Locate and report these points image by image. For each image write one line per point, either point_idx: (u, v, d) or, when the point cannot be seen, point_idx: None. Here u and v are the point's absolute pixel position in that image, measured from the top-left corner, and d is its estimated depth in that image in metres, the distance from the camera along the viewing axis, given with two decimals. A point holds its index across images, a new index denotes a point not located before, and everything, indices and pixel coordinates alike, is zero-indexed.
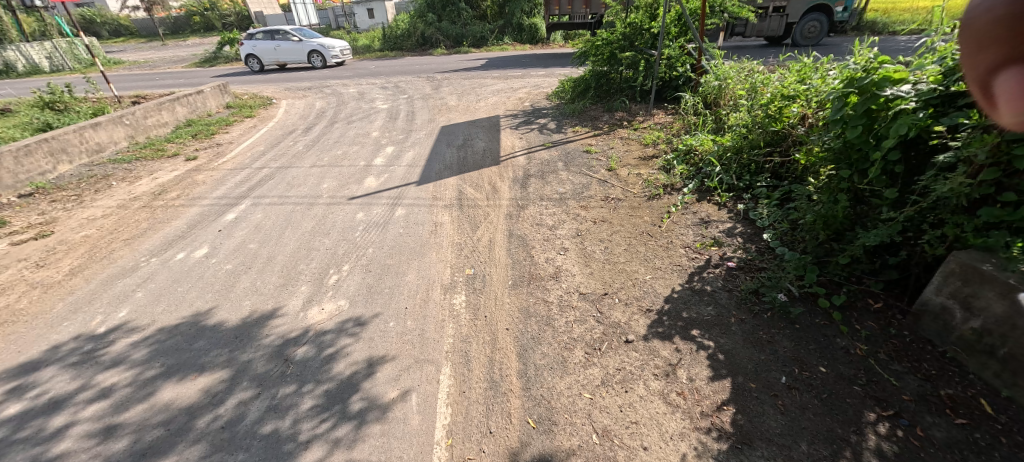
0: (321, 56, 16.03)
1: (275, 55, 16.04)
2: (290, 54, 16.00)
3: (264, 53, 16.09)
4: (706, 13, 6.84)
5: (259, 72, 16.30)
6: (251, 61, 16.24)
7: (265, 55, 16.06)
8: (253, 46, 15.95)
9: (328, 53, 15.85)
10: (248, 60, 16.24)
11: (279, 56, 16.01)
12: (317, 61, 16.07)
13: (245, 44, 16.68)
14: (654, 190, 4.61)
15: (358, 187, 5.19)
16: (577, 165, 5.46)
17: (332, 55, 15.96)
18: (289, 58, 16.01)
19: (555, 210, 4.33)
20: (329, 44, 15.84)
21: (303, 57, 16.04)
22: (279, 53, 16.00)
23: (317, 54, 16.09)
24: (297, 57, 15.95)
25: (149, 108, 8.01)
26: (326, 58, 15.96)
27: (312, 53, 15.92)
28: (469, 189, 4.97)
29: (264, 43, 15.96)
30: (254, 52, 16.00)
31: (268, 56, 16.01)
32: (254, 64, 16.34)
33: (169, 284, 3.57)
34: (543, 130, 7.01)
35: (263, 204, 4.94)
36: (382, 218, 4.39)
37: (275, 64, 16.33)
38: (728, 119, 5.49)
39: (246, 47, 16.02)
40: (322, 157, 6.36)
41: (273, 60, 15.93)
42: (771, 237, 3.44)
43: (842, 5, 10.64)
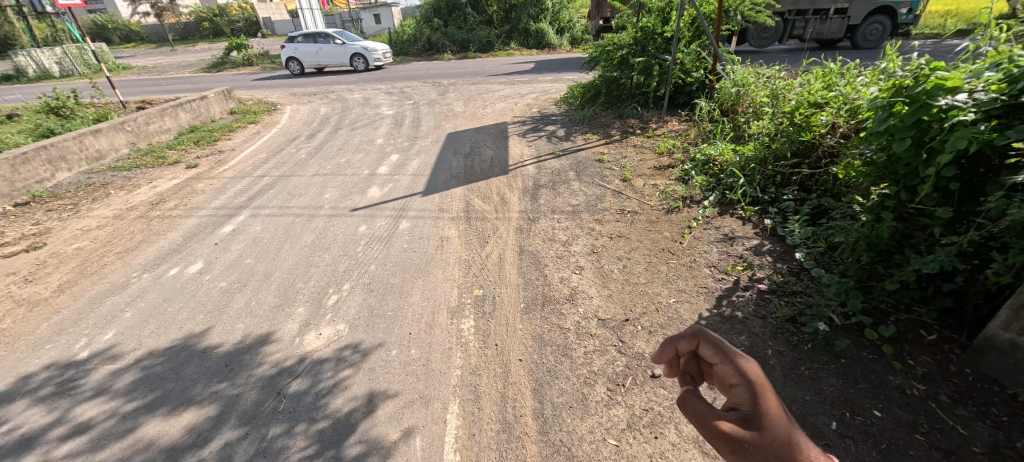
0: (363, 60, 15.90)
1: (317, 58, 15.94)
2: (332, 57, 15.90)
3: (305, 56, 15.99)
4: (721, 17, 6.62)
5: (299, 75, 16.19)
6: (291, 64, 16.14)
7: (306, 58, 15.96)
8: (294, 49, 15.86)
9: (370, 55, 15.72)
10: (288, 63, 16.13)
11: (321, 59, 15.90)
12: (360, 64, 15.95)
13: (287, 48, 16.55)
14: (673, 203, 4.36)
15: (362, 197, 4.99)
16: (588, 174, 5.23)
17: (374, 58, 15.82)
18: (331, 61, 15.90)
19: (568, 224, 4.10)
20: (372, 47, 15.74)
21: (345, 59, 15.92)
22: (321, 57, 15.90)
23: (359, 57, 15.99)
24: (338, 60, 15.84)
25: (152, 115, 7.90)
26: (367, 61, 15.83)
27: (355, 56, 15.79)
28: (476, 200, 4.76)
29: (306, 45, 15.86)
30: (295, 55, 15.91)
31: (310, 59, 15.91)
32: (296, 67, 16.25)
33: (159, 304, 3.36)
34: (552, 137, 6.79)
35: (262, 215, 4.75)
36: (386, 232, 4.18)
37: (316, 67, 16.22)
38: (748, 127, 5.25)
39: (286, 50, 15.93)
40: (325, 165, 6.18)
41: (314, 63, 15.82)
42: (803, 257, 3.19)
43: (905, 6, 10.54)
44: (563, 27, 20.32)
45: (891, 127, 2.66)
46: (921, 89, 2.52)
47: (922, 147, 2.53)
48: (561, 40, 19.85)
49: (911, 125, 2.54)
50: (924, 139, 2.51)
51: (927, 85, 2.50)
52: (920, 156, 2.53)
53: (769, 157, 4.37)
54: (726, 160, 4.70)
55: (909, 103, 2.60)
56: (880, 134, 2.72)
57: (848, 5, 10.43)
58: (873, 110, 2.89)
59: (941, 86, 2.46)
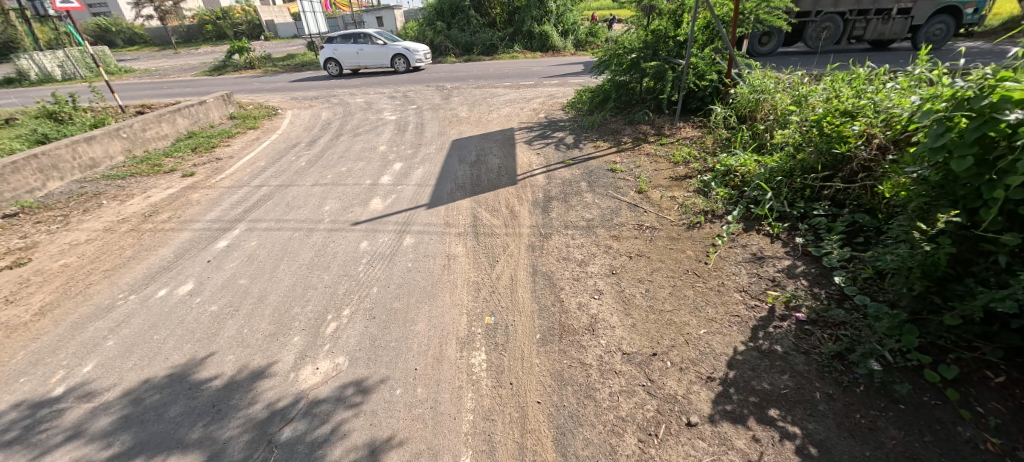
0: (404, 60, 15.62)
1: (356, 59, 15.69)
2: (371, 58, 15.65)
3: (344, 57, 15.73)
4: (737, 20, 6.36)
5: (337, 76, 15.96)
6: (330, 65, 15.89)
7: (345, 58, 15.71)
8: (333, 50, 15.61)
9: (411, 56, 15.43)
10: (327, 64, 15.90)
11: (361, 59, 15.65)
12: (401, 65, 15.70)
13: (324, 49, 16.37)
14: (694, 217, 4.10)
15: (364, 209, 4.74)
16: (601, 185, 4.97)
17: (416, 59, 15.53)
18: (370, 62, 15.65)
19: (583, 241, 3.84)
20: (413, 48, 15.46)
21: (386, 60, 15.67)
22: (361, 57, 15.66)
23: (400, 58, 15.73)
24: (378, 61, 15.58)
25: (148, 121, 7.69)
26: (408, 61, 15.55)
27: (396, 56, 15.53)
28: (484, 212, 4.51)
29: (345, 46, 15.60)
30: (335, 56, 15.66)
31: (349, 60, 15.66)
32: (334, 68, 16.02)
33: (144, 330, 3.12)
34: (560, 144, 6.55)
35: (258, 229, 4.51)
36: (389, 249, 3.93)
37: (355, 68, 15.98)
38: (770, 135, 5.00)
39: (325, 51, 15.69)
40: (326, 174, 5.95)
41: (353, 64, 15.59)
42: (843, 281, 2.93)
43: (972, 6, 10.63)
44: (567, 29, 20.13)
45: (950, 143, 2.38)
46: (987, 101, 2.23)
47: (987, 166, 2.25)
48: (565, 43, 19.66)
49: (975, 141, 2.26)
50: (990, 156, 2.23)
51: (994, 96, 2.21)
52: (985, 175, 2.25)
53: (796, 169, 4.11)
54: (749, 172, 4.44)
55: (972, 117, 2.31)
56: (937, 150, 2.43)
57: (912, 5, 10.56)
58: (926, 123, 2.61)
59: (1010, 98, 2.18)
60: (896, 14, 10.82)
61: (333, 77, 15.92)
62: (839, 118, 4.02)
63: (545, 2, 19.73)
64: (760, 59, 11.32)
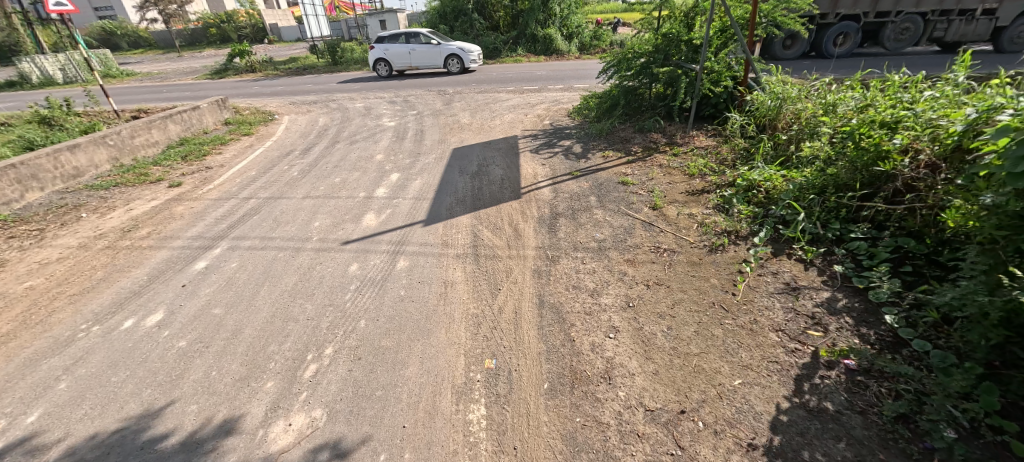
0: (457, 60, 15.09)
1: (408, 59, 15.17)
2: (423, 59, 15.13)
3: (396, 57, 15.20)
4: (754, 23, 6.02)
5: (388, 77, 15.48)
6: (379, 65, 15.38)
7: (396, 59, 15.18)
8: (384, 51, 15.08)
9: (466, 57, 14.90)
10: (377, 65, 15.39)
11: (413, 60, 15.12)
12: (454, 66, 15.18)
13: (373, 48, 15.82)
14: (716, 239, 3.73)
15: (356, 226, 4.39)
16: (612, 201, 4.60)
17: (470, 60, 15.02)
18: (422, 62, 15.13)
19: (594, 266, 3.47)
20: (468, 48, 14.91)
21: (439, 61, 15.14)
22: (413, 58, 15.13)
23: (454, 58, 15.19)
24: (431, 61, 15.04)
25: (137, 127, 7.40)
26: (463, 62, 15.02)
27: (450, 57, 15.00)
28: (484, 230, 4.15)
29: (398, 46, 15.06)
30: (386, 56, 15.13)
31: (401, 60, 15.13)
32: (384, 69, 15.52)
33: (101, 370, 2.77)
34: (566, 154, 6.18)
35: (240, 248, 4.17)
36: (380, 273, 3.57)
37: (405, 68, 15.46)
38: (796, 147, 4.63)
39: (376, 51, 15.16)
40: (318, 185, 5.61)
41: (406, 65, 15.11)
42: (895, 321, 2.57)
43: None
44: (571, 32, 19.86)
45: None
46: None
47: None
48: (569, 46, 19.43)
49: None
50: None
51: None
52: None
53: (829, 186, 3.74)
54: (775, 187, 4.07)
55: None
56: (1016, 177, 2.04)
57: (997, 5, 10.64)
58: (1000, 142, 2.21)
59: None
60: (981, 15, 10.84)
61: (383, 78, 15.42)
62: (877, 131, 3.65)
63: (549, 5, 19.45)
64: (835, 59, 11.36)
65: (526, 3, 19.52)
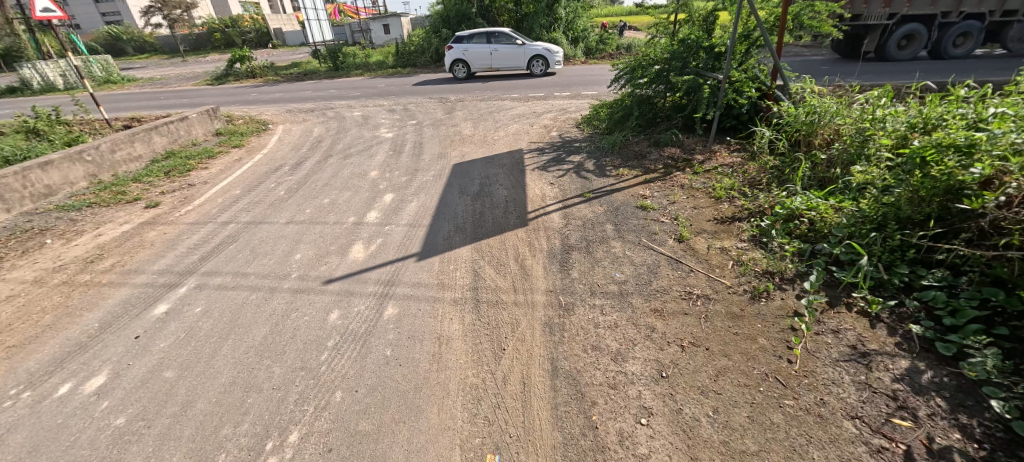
0: (541, 62, 14.16)
1: (488, 61, 14.27)
2: (504, 60, 14.26)
3: (475, 58, 14.33)
4: (784, 29, 5.49)
5: (464, 78, 14.62)
6: (456, 67, 14.53)
7: (475, 60, 14.27)
8: (462, 51, 14.22)
9: (551, 58, 13.99)
10: (454, 66, 14.54)
11: (493, 61, 14.23)
12: (538, 68, 14.27)
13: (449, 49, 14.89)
14: (758, 283, 3.18)
15: (341, 260, 3.89)
16: (632, 230, 4.06)
17: (555, 61, 14.10)
18: (504, 63, 14.23)
19: (616, 317, 2.93)
20: (554, 48, 14.00)
21: (521, 62, 14.21)
22: (493, 59, 14.25)
23: (537, 59, 14.25)
24: (514, 62, 14.12)
25: (118, 140, 6.95)
26: (547, 64, 14.10)
27: (533, 58, 14.08)
28: (486, 267, 3.63)
29: (478, 46, 14.18)
30: (466, 57, 14.25)
31: (481, 61, 14.26)
32: (462, 70, 14.67)
33: (18, 458, 2.26)
34: (577, 172, 5.65)
35: (209, 286, 3.67)
36: (364, 324, 3.05)
37: (483, 70, 14.61)
38: (842, 170, 4.08)
39: (453, 51, 14.31)
40: (304, 207, 5.12)
41: (487, 67, 14.23)
42: (1005, 411, 2.05)
43: None
44: (576, 37, 19.44)
45: None
46: None
47: None
48: (575, 51, 18.95)
49: None
50: None
51: None
52: None
53: (890, 221, 3.19)
54: (823, 219, 3.52)
55: None
56: None
57: None
58: None
59: None
60: None
61: (462, 80, 14.54)
62: (950, 157, 3.11)
63: (555, 9, 18.97)
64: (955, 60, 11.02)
65: (530, 6, 19.08)
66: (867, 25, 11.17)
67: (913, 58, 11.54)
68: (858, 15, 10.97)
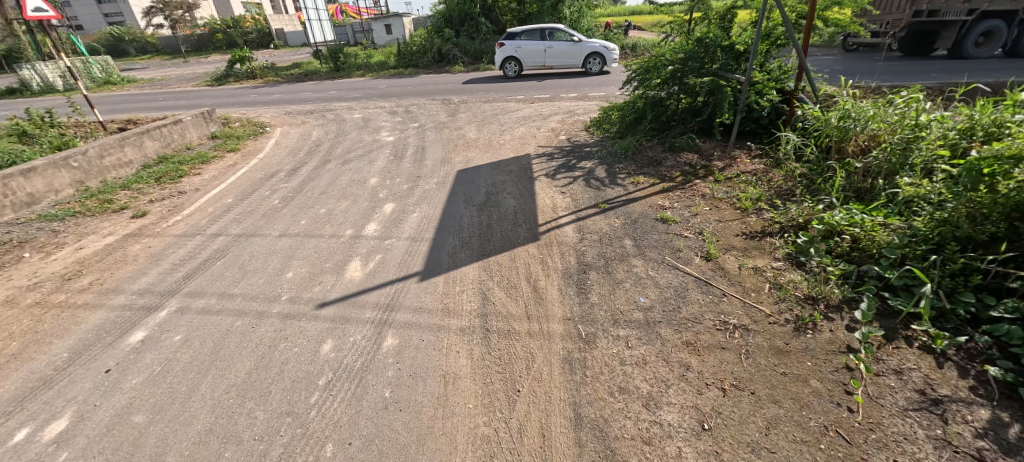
0: (598, 60, 13.65)
1: (542, 58, 13.88)
2: (559, 57, 13.78)
3: (528, 55, 13.88)
4: (811, 27, 5.13)
5: (516, 76, 14.17)
6: (508, 64, 14.08)
7: (529, 58, 13.87)
8: (515, 48, 13.82)
9: (609, 56, 13.44)
10: (505, 63, 14.07)
11: (548, 59, 13.84)
12: (594, 66, 13.77)
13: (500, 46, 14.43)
14: (800, 311, 2.84)
15: (337, 280, 3.56)
16: (654, 246, 3.73)
17: (612, 59, 13.56)
18: (558, 61, 13.79)
19: (645, 353, 2.59)
20: (611, 45, 13.47)
21: (577, 60, 13.71)
22: (547, 57, 13.81)
23: (594, 57, 13.74)
24: (568, 60, 13.70)
25: (108, 145, 6.65)
26: (604, 62, 13.58)
27: (589, 55, 13.59)
28: (495, 289, 3.30)
29: (532, 43, 13.80)
30: (519, 54, 13.83)
31: (534, 59, 13.82)
32: (513, 68, 14.20)
33: None
34: (589, 179, 5.31)
35: (191, 310, 3.35)
36: (360, 357, 2.72)
37: (536, 68, 14.15)
38: (884, 181, 3.73)
39: (505, 49, 13.89)
40: (299, 218, 4.79)
41: (540, 64, 13.78)
42: None
43: None
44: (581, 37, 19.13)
45: None
46: None
47: None
48: None
49: None
50: None
51: None
52: None
53: (949, 241, 2.84)
54: (870, 237, 3.17)
55: None
56: None
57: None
58: None
59: None
60: None
61: (516, 78, 14.08)
62: (1018, 170, 2.76)
63: (559, 9, 18.54)
64: None
65: (534, 5, 18.80)
66: (943, 21, 10.90)
67: (989, 56, 11.29)
68: (936, 11, 10.72)
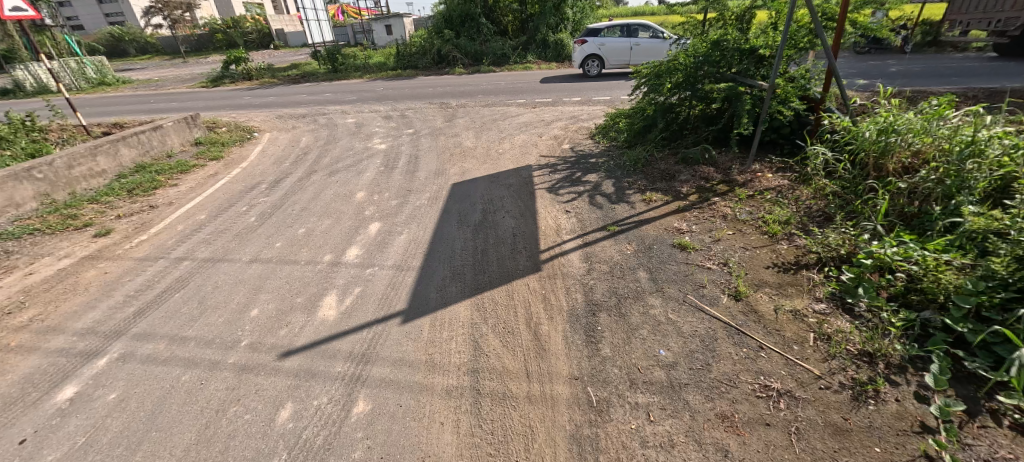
0: None
1: (627, 57, 13.04)
2: (646, 56, 12.92)
3: (611, 53, 13.04)
4: (842, 30, 4.64)
5: (597, 76, 13.32)
6: (589, 62, 13.26)
7: (612, 56, 13.05)
8: (598, 46, 12.96)
9: None
10: (587, 61, 13.26)
11: (633, 58, 13.00)
12: None
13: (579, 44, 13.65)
14: (855, 373, 2.36)
15: (307, 320, 3.08)
16: (673, 280, 3.24)
17: None
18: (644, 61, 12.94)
19: (672, 431, 2.09)
20: None
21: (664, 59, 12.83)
22: (633, 55, 12.96)
23: None
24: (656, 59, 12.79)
25: (77, 154, 6.18)
26: None
27: None
28: (490, 336, 2.81)
29: (617, 40, 12.95)
30: (602, 52, 12.98)
31: (619, 57, 12.99)
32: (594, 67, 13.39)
33: None
34: (595, 195, 4.82)
35: (134, 359, 2.87)
36: (323, 429, 2.23)
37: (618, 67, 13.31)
38: (940, 207, 3.24)
39: (587, 46, 13.04)
40: (274, 240, 4.31)
41: (625, 62, 12.93)
42: None
43: None
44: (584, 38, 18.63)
45: None
46: None
47: None
48: None
49: None
50: None
51: None
52: None
53: None
54: (932, 279, 2.69)
55: None
56: None
57: None
58: None
59: None
60: None
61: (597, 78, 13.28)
62: None
63: (561, 9, 18.31)
64: None
65: (536, 6, 18.37)
66: None
67: None
68: None
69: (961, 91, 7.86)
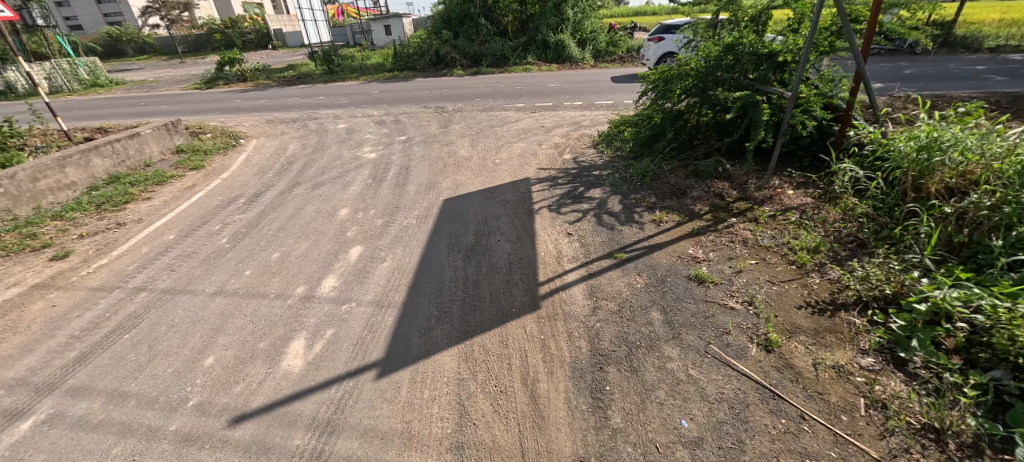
0: None
1: None
2: None
3: None
4: (873, 34, 4.21)
5: None
6: (665, 61, 12.68)
7: None
8: (675, 44, 12.40)
9: None
10: (662, 60, 12.68)
11: None
12: None
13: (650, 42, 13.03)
14: (922, 457, 1.93)
15: (267, 373, 2.64)
16: (691, 324, 2.81)
17: None
18: None
19: None
20: None
21: None
22: None
23: None
24: None
25: (43, 166, 5.75)
26: None
27: None
28: (479, 397, 2.38)
29: None
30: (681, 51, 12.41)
31: None
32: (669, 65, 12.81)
33: None
34: (600, 214, 4.38)
35: (61, 423, 2.43)
36: None
37: None
38: (1001, 241, 2.83)
39: (664, 44, 12.46)
40: (244, 267, 3.88)
41: None
42: None
43: None
44: (585, 38, 18.19)
45: None
46: None
47: None
48: (584, 54, 17.73)
49: None
50: None
51: None
52: None
53: None
54: (1006, 335, 2.28)
55: None
56: None
57: None
58: None
59: None
60: None
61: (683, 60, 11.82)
62: None
63: (561, 9, 17.91)
64: None
65: (536, 6, 17.98)
66: None
67: None
68: None
69: (981, 96, 7.47)
